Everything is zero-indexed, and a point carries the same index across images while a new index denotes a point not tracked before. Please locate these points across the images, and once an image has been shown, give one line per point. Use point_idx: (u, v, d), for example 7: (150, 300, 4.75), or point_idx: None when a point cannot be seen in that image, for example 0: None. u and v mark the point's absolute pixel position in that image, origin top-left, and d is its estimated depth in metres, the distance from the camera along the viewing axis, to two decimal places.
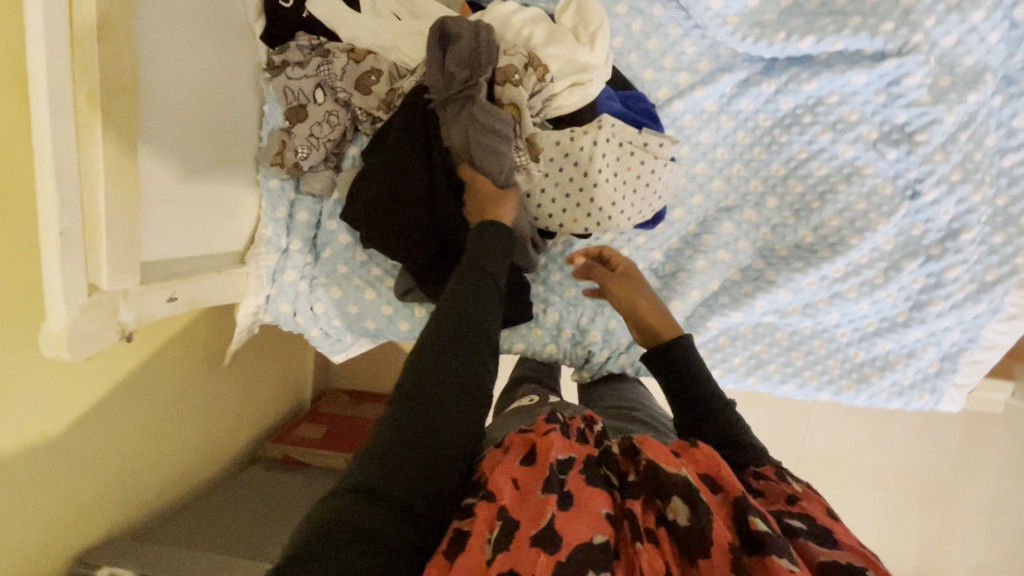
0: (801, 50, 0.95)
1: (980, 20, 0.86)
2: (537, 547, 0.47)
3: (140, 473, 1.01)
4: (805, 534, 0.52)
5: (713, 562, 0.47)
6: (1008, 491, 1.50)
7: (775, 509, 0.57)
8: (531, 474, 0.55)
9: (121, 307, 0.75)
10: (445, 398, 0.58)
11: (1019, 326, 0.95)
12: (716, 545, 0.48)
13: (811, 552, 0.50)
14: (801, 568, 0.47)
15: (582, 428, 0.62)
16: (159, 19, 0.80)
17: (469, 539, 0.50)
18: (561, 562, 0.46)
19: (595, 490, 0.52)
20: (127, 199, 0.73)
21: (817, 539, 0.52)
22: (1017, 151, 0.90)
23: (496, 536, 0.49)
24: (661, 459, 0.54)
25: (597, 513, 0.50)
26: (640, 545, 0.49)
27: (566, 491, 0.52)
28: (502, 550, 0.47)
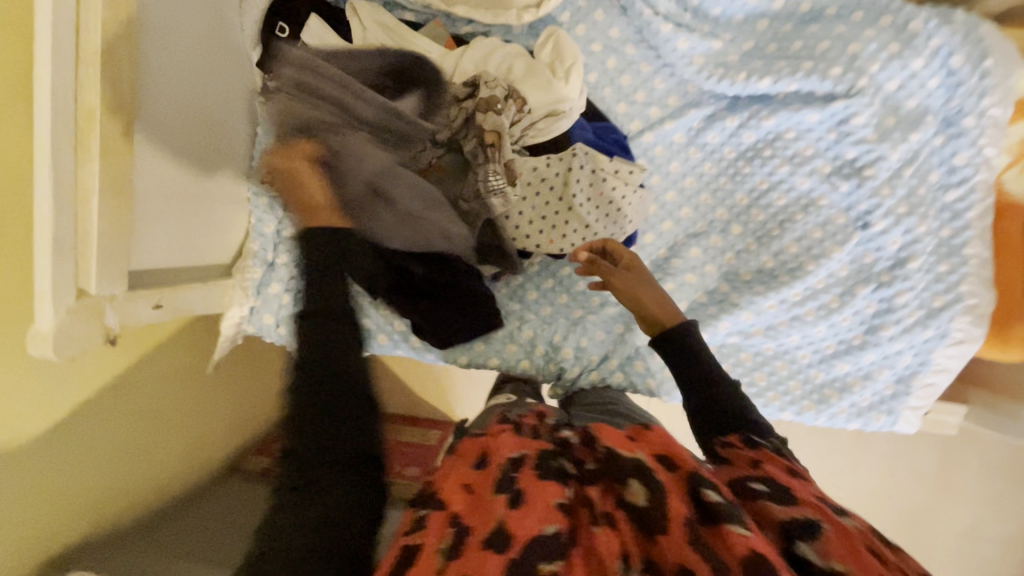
0: (760, 89, 1.03)
1: (920, 67, 0.94)
2: (489, 549, 0.50)
3: (124, 480, 1.03)
4: (766, 496, 0.55)
5: (671, 536, 0.51)
6: (981, 519, 1.53)
7: (738, 475, 0.61)
8: (485, 479, 0.60)
9: (106, 311, 0.78)
10: (336, 398, 0.59)
11: (965, 351, 1.00)
12: (673, 519, 0.52)
13: (772, 512, 0.53)
14: (753, 530, 0.51)
15: (534, 428, 0.71)
16: (163, 46, 0.86)
17: (421, 551, 0.52)
18: (517, 558, 0.49)
19: (546, 483, 0.57)
20: (119, 209, 0.77)
21: (774, 498, 0.55)
22: (958, 187, 0.97)
23: (448, 546, 0.52)
24: (617, 446, 0.62)
25: (548, 503, 0.54)
26: (597, 528, 0.53)
27: (517, 488, 0.56)
28: (454, 559, 0.50)
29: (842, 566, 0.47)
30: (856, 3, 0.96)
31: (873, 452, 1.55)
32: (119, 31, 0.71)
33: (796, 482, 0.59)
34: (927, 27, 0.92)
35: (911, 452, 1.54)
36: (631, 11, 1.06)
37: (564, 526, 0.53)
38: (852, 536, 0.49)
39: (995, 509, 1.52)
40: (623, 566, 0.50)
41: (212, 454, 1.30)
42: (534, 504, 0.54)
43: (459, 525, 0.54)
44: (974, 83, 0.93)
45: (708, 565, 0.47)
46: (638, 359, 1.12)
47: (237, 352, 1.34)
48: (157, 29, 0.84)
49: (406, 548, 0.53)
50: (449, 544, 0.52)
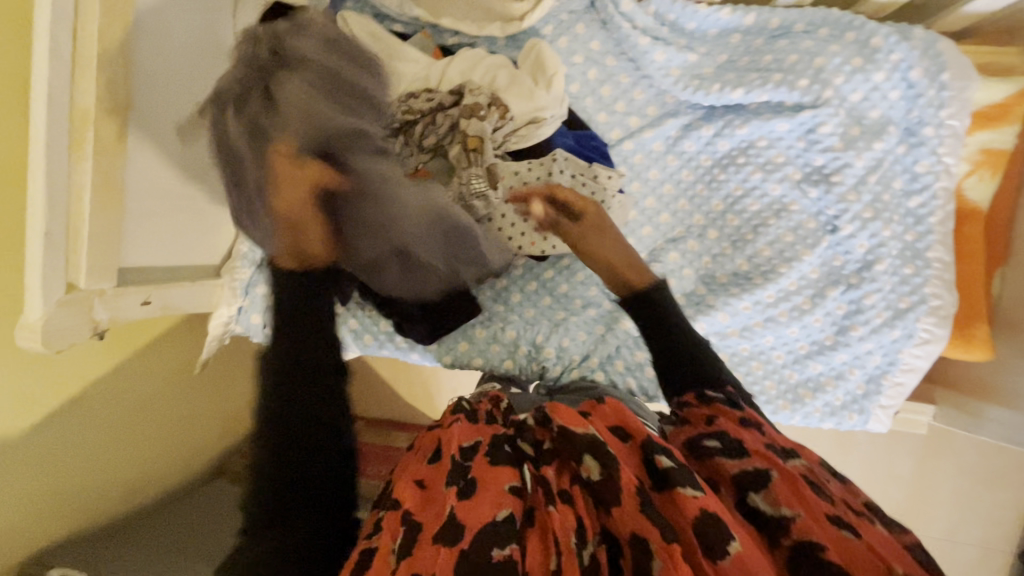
0: (733, 100, 1.07)
1: (881, 80, 0.99)
2: (438, 545, 0.55)
3: (108, 476, 1.04)
4: (719, 453, 0.63)
5: (622, 506, 0.56)
6: (960, 523, 1.56)
7: (695, 435, 0.67)
8: (439, 472, 0.65)
9: (96, 305, 0.81)
10: (318, 431, 0.66)
11: (932, 351, 1.04)
12: (625, 490, 0.57)
13: (725, 468, 0.61)
14: (705, 489, 0.57)
15: (489, 411, 0.74)
16: (156, 51, 0.89)
17: (378, 551, 0.58)
18: (462, 551, 0.54)
19: (496, 470, 0.62)
20: (110, 206, 0.79)
21: (728, 456, 0.62)
22: (920, 194, 1.02)
23: (399, 547, 0.57)
24: (569, 423, 0.63)
25: (500, 489, 0.59)
26: (552, 507, 0.58)
27: (470, 480, 0.61)
28: (406, 557, 0.56)
29: (787, 512, 0.55)
30: (822, 20, 1.01)
31: (852, 455, 1.59)
32: (114, 35, 0.74)
33: (746, 432, 0.65)
34: (888, 42, 0.97)
35: (889, 455, 1.57)
36: (611, 25, 1.11)
37: (517, 508, 0.58)
38: (797, 484, 0.57)
39: (972, 512, 1.55)
40: (579, 539, 0.56)
41: (198, 455, 1.30)
42: (483, 495, 0.59)
43: (411, 522, 0.60)
44: (933, 95, 0.98)
45: (659, 531, 0.54)
46: (618, 359, 1.15)
47: (223, 351, 1.33)
48: (146, 32, 0.87)
49: (366, 549, 0.59)
50: (403, 542, 0.57)
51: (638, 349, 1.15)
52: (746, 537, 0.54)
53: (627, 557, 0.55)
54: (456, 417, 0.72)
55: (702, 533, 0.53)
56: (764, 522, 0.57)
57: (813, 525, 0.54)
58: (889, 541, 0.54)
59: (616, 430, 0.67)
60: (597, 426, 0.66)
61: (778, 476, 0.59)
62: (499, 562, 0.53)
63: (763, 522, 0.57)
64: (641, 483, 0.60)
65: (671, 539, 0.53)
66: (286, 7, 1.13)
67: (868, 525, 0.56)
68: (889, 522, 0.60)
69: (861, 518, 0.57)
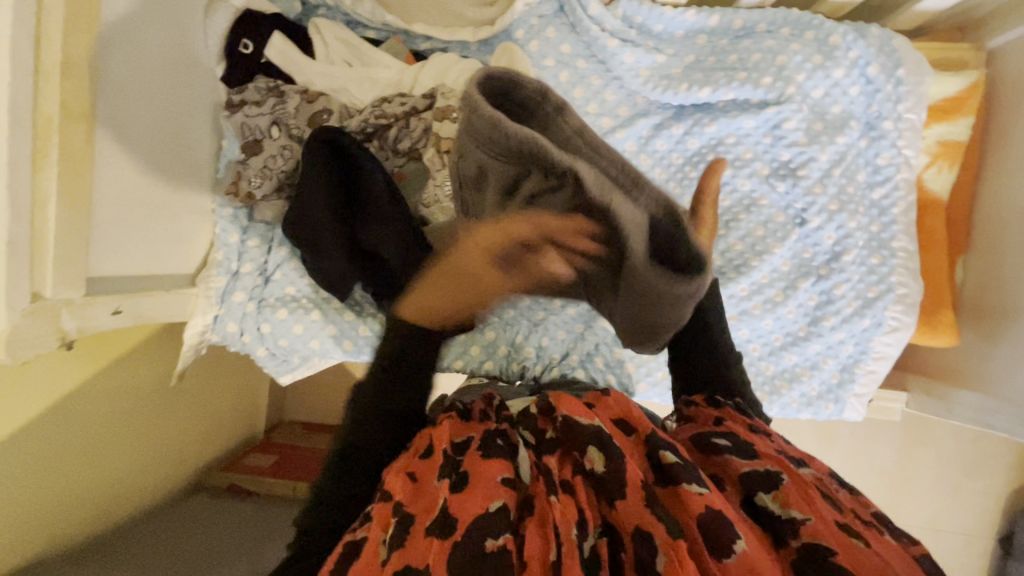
0: (701, 98, 1.10)
1: (841, 76, 1.03)
2: (431, 538, 0.54)
3: (80, 491, 1.01)
4: (729, 450, 0.63)
5: (627, 499, 0.56)
6: (941, 512, 1.59)
7: (704, 432, 0.68)
8: (433, 465, 0.65)
9: (63, 315, 0.79)
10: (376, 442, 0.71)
11: (901, 338, 1.06)
12: (630, 484, 0.57)
13: (735, 466, 0.61)
14: (708, 486, 0.57)
15: (482, 409, 0.74)
16: (125, 59, 0.89)
17: (366, 545, 0.57)
18: (457, 542, 0.53)
19: (491, 462, 0.62)
20: (74, 215, 0.78)
21: (739, 457, 0.62)
22: (882, 186, 1.05)
23: (390, 538, 0.56)
24: (573, 413, 0.65)
25: (492, 481, 0.59)
26: (553, 498, 0.58)
27: (463, 473, 0.61)
28: (396, 550, 0.54)
29: (798, 515, 0.54)
30: (783, 20, 1.05)
31: (836, 449, 1.60)
32: (77, 42, 0.73)
33: (757, 438, 0.66)
34: (846, 40, 1.01)
35: (871, 446, 1.59)
36: (580, 28, 1.13)
37: (510, 499, 0.58)
38: (807, 487, 0.57)
39: (951, 500, 1.58)
40: (580, 531, 0.55)
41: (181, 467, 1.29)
42: (477, 486, 0.59)
43: (403, 514, 0.58)
44: (890, 90, 1.02)
45: (663, 527, 0.53)
46: (597, 356, 1.16)
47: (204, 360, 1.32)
48: (116, 39, 0.86)
49: (353, 543, 0.58)
50: (395, 533, 0.56)
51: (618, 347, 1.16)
52: (751, 535, 0.53)
53: (629, 551, 0.54)
54: (448, 415, 0.72)
55: (707, 529, 0.53)
56: (770, 522, 0.56)
57: (823, 527, 0.53)
58: (901, 554, 0.51)
59: (619, 423, 0.69)
60: (601, 419, 0.67)
61: (787, 479, 0.58)
62: (491, 552, 0.52)
63: (770, 524, 0.56)
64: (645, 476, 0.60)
65: (676, 535, 0.52)
66: (256, 16, 1.13)
67: (881, 534, 0.55)
68: (900, 533, 0.58)
69: (872, 528, 0.56)
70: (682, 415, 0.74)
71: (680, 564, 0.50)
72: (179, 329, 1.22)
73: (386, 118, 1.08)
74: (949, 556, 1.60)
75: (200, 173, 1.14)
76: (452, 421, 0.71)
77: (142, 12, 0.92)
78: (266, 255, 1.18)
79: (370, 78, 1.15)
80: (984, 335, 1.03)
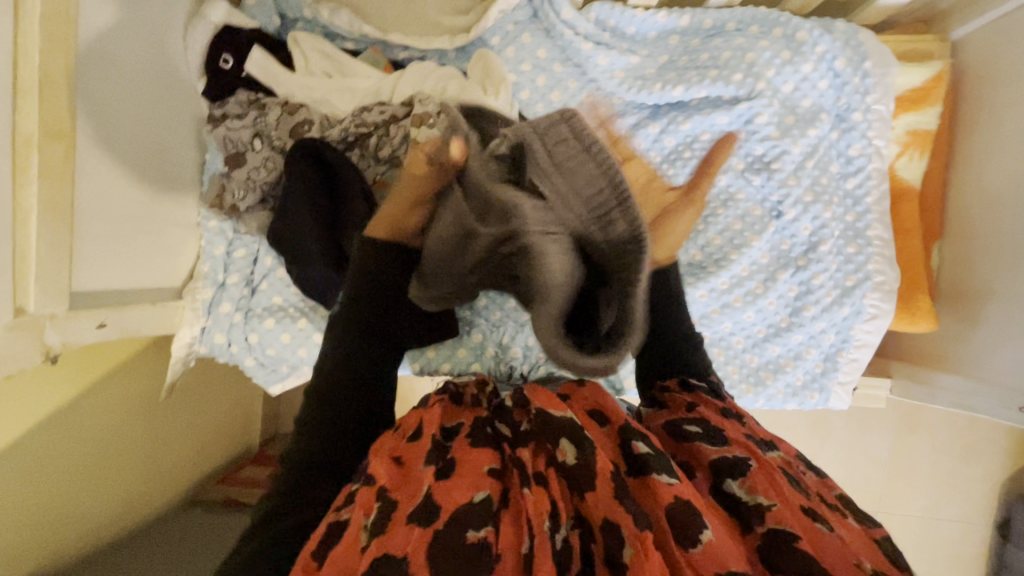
0: (675, 97, 1.11)
1: (809, 70, 1.05)
2: (411, 525, 0.55)
3: (72, 508, 1.02)
4: (700, 438, 0.64)
5: (597, 491, 0.58)
6: (937, 500, 1.59)
7: (676, 419, 0.69)
8: (414, 454, 0.66)
9: (47, 329, 0.80)
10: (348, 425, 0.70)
11: (881, 325, 1.07)
12: (600, 475, 0.59)
13: (705, 454, 0.62)
14: (677, 476, 0.59)
15: (474, 394, 0.80)
16: (105, 76, 0.91)
17: (346, 530, 0.57)
18: (437, 530, 0.54)
19: (476, 451, 0.64)
20: (56, 230, 0.80)
21: (709, 442, 0.64)
22: (855, 176, 1.07)
23: (370, 523, 0.57)
24: (549, 407, 0.68)
25: (478, 471, 0.61)
26: (527, 490, 0.59)
27: (449, 460, 0.63)
28: (376, 537, 0.54)
29: (765, 501, 0.56)
30: (751, 19, 1.08)
31: (829, 440, 1.61)
32: (55, 61, 0.75)
33: (727, 423, 0.67)
34: (813, 35, 1.04)
35: (864, 436, 1.60)
36: (554, 32, 1.15)
37: (494, 490, 0.60)
38: (774, 474, 0.58)
39: (946, 487, 1.59)
40: (553, 522, 0.56)
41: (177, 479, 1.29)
42: (463, 475, 0.60)
43: (386, 498, 0.59)
44: (858, 82, 1.05)
45: (631, 519, 0.54)
46: None
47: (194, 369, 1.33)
48: (95, 58, 0.88)
49: (337, 522, 0.59)
50: (376, 519, 0.57)
51: None
52: (717, 524, 0.55)
53: (600, 543, 0.55)
54: (440, 399, 0.77)
55: (674, 520, 0.54)
56: (738, 507, 0.57)
57: (788, 514, 0.54)
58: (861, 535, 0.55)
59: (593, 413, 0.71)
60: (574, 410, 0.70)
61: (755, 465, 0.60)
62: (472, 545, 0.53)
63: (736, 509, 0.57)
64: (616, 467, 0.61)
65: (644, 527, 0.53)
66: (235, 31, 1.15)
67: (842, 518, 0.57)
68: (860, 516, 0.61)
69: (835, 512, 0.57)
70: (658, 401, 0.75)
71: (646, 557, 0.51)
72: (167, 342, 1.23)
73: (367, 126, 1.12)
74: (947, 543, 1.60)
75: (183, 185, 1.15)
76: (444, 407, 0.75)
77: (120, 31, 0.94)
78: (252, 265, 1.19)
79: (349, 89, 1.17)
80: (962, 318, 1.05)
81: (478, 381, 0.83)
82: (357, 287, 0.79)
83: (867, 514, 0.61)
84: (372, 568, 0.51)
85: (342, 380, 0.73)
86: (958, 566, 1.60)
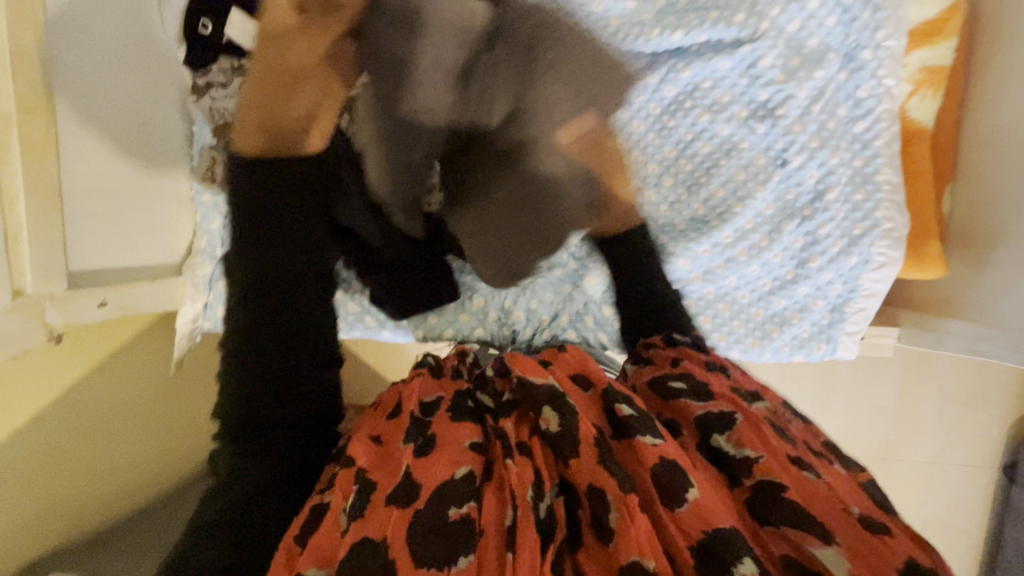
0: (674, 43, 1.05)
1: (816, 7, 0.99)
2: (390, 505, 0.56)
3: (90, 483, 1.05)
4: (686, 394, 0.62)
5: (581, 457, 0.58)
6: (945, 446, 1.61)
7: (661, 376, 0.67)
8: (397, 430, 0.66)
9: (47, 310, 0.81)
10: (281, 407, 0.71)
11: (889, 274, 1.05)
12: (583, 441, 0.59)
13: (691, 410, 0.61)
14: (661, 436, 0.58)
15: (455, 365, 0.77)
16: (77, 50, 0.88)
17: (328, 512, 0.59)
18: (416, 510, 0.55)
19: (455, 426, 0.64)
20: (45, 209, 0.79)
21: (692, 399, 0.62)
22: (864, 118, 1.02)
23: (350, 506, 0.58)
24: (529, 373, 0.66)
25: (458, 449, 0.61)
26: (511, 463, 0.59)
27: (430, 436, 0.63)
28: (355, 520, 0.56)
29: (751, 453, 0.55)
30: None
31: (837, 390, 1.61)
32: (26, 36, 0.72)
33: (712, 377, 0.66)
34: None
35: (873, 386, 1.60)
36: None
37: (476, 465, 0.60)
38: (757, 428, 0.58)
39: (954, 432, 1.60)
40: (536, 491, 0.58)
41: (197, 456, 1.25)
42: (443, 452, 0.60)
43: (365, 480, 0.60)
44: (868, 17, 0.99)
45: (616, 483, 0.55)
46: (586, 315, 1.15)
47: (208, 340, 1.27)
48: (62, 28, 0.84)
49: (320, 505, 0.61)
50: (354, 502, 0.58)
51: (607, 305, 1.13)
52: (703, 479, 0.55)
53: (586, 507, 0.57)
54: (419, 372, 0.73)
55: (660, 480, 0.54)
56: (723, 462, 0.57)
57: (775, 465, 0.54)
58: (848, 481, 0.55)
59: (576, 376, 0.70)
60: (557, 375, 0.68)
61: (740, 419, 0.58)
62: (454, 521, 0.55)
63: (724, 462, 0.57)
64: (601, 432, 0.61)
65: (628, 490, 0.54)
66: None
67: (828, 464, 0.57)
68: (846, 460, 0.60)
69: (820, 458, 0.58)
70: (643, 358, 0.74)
71: (632, 520, 0.52)
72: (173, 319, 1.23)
73: None
74: (954, 485, 1.62)
75: (171, 161, 1.13)
76: (424, 377, 0.72)
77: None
78: None
79: None
80: (971, 262, 1.02)
81: (457, 352, 0.80)
82: (256, 279, 0.71)
83: (852, 458, 0.61)
84: (352, 552, 0.52)
85: (257, 360, 0.71)
86: (965, 507, 1.63)
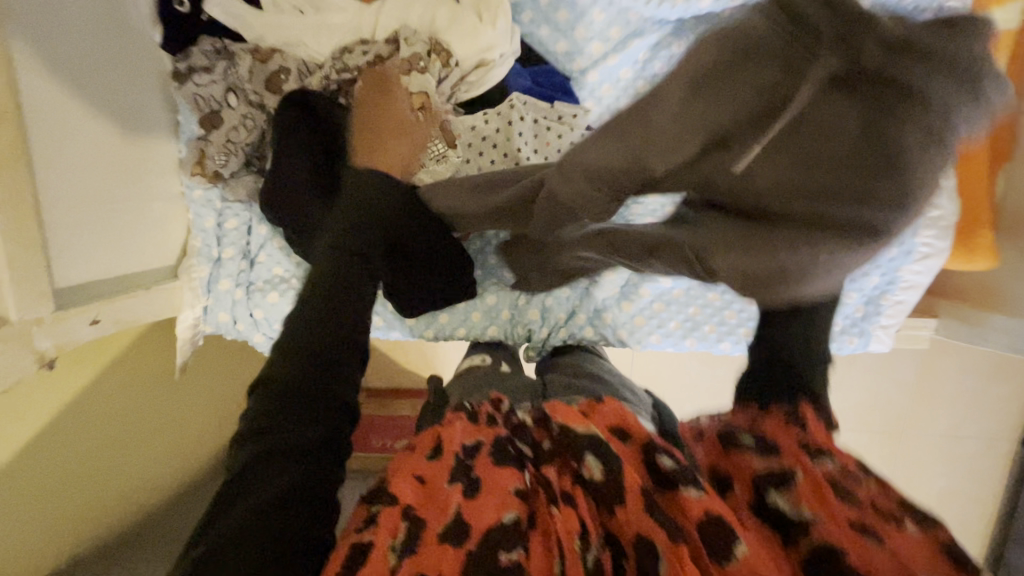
0: (702, 10, 0.95)
1: None
2: (443, 546, 0.53)
3: (108, 487, 1.04)
4: (746, 446, 0.60)
5: (628, 506, 0.55)
6: (963, 420, 1.57)
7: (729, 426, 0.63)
8: (440, 471, 0.63)
9: (36, 335, 0.75)
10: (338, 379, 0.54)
11: (932, 265, 0.98)
12: (629, 490, 0.56)
13: (749, 465, 0.58)
14: (708, 490, 0.55)
15: (489, 412, 0.74)
16: (40, 40, 0.79)
17: (372, 552, 0.54)
18: (468, 552, 0.52)
19: (500, 469, 0.62)
20: (23, 229, 0.72)
21: (749, 453, 0.59)
22: None
23: (398, 546, 0.55)
24: (570, 423, 0.66)
25: (504, 490, 0.59)
26: (555, 510, 0.57)
27: (473, 477, 0.61)
28: (405, 560, 0.53)
29: (809, 514, 0.51)
30: None
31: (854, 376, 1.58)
32: None
33: (778, 426, 0.61)
34: None
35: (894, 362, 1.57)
36: None
37: (524, 511, 0.57)
38: (817, 486, 0.53)
39: (973, 407, 1.56)
40: (583, 542, 0.55)
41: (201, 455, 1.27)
42: (490, 493, 0.58)
43: (413, 518, 0.57)
44: None
45: (664, 532, 0.52)
46: (605, 312, 1.10)
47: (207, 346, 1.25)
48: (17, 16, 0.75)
49: (359, 543, 0.56)
50: (405, 541, 0.55)
51: (624, 300, 1.10)
52: (752, 537, 0.51)
53: (632, 559, 0.53)
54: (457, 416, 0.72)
55: (707, 535, 0.51)
56: (781, 522, 0.53)
57: (834, 529, 0.49)
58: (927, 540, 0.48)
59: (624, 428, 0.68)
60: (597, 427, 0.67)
61: (797, 478, 0.54)
62: (505, 566, 0.51)
63: (781, 522, 0.53)
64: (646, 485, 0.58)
65: (678, 539, 0.51)
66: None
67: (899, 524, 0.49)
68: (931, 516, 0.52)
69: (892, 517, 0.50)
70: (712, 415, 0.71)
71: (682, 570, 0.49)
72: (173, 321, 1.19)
73: (349, 71, 1.00)
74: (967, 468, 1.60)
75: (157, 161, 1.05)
76: (463, 421, 0.71)
77: None
78: (247, 236, 1.13)
79: (328, 26, 1.03)
80: None
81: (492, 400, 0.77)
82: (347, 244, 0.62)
83: None
84: None
85: (325, 320, 0.56)
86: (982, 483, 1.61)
